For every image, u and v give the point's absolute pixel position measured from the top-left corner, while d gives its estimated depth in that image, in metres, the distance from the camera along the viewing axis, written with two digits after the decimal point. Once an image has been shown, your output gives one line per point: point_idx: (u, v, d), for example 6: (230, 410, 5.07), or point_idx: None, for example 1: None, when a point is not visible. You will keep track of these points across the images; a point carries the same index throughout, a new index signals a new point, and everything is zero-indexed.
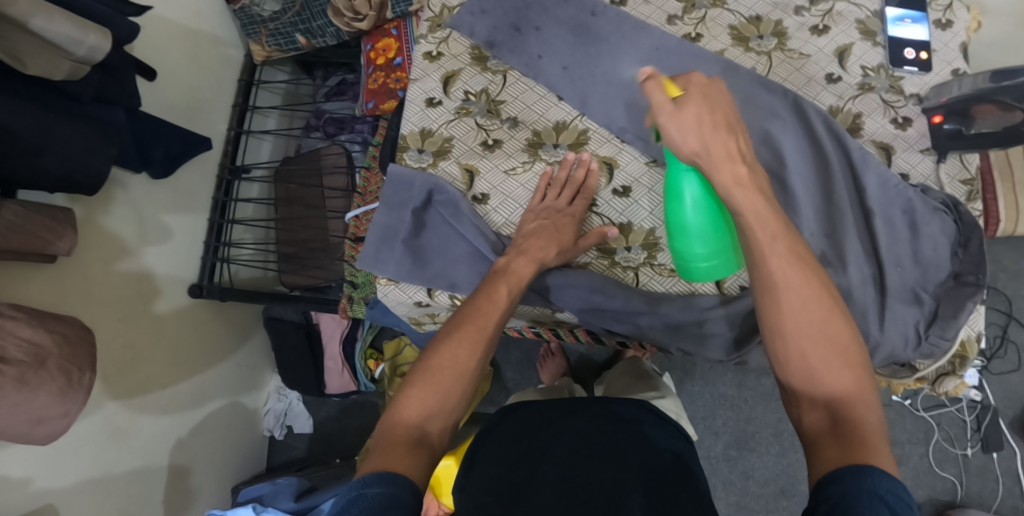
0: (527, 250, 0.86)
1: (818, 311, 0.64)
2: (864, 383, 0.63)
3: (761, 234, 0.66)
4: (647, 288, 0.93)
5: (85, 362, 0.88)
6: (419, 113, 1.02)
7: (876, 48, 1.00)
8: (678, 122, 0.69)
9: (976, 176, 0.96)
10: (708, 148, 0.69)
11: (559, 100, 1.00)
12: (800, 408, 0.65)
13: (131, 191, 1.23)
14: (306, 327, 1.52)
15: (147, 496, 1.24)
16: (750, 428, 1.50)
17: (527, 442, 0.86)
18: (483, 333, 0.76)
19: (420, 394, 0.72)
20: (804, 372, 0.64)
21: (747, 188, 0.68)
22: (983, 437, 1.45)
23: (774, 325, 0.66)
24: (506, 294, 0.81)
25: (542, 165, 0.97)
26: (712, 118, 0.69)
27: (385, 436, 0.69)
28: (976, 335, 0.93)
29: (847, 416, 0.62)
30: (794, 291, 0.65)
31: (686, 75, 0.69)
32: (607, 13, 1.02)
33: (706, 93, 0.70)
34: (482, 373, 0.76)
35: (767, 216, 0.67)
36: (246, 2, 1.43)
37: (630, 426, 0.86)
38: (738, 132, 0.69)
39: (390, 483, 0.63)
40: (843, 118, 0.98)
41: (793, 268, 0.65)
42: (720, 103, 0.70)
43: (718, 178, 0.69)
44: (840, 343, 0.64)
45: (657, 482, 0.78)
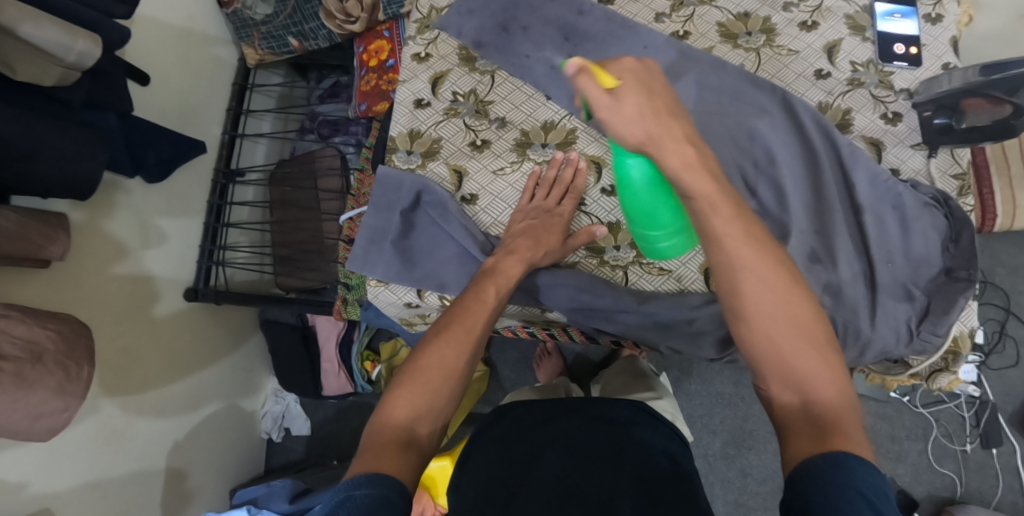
0: (516, 250, 0.86)
1: (783, 293, 0.63)
2: (835, 364, 0.62)
3: (715, 220, 0.64)
4: (637, 287, 0.93)
5: (84, 357, 0.89)
6: (408, 114, 1.02)
7: (865, 44, 1.00)
8: (620, 114, 0.64)
9: (968, 171, 0.95)
10: (653, 134, 0.64)
11: (546, 99, 0.99)
12: (770, 391, 0.64)
13: (128, 196, 1.23)
14: (302, 329, 1.52)
15: (145, 499, 1.25)
16: (748, 426, 1.50)
17: (520, 445, 0.86)
18: (472, 333, 0.76)
19: (409, 395, 0.72)
20: (770, 351, 0.62)
21: (696, 169, 0.65)
22: (982, 432, 1.45)
23: (736, 304, 0.64)
24: (494, 294, 0.81)
25: (530, 165, 0.96)
26: (653, 105, 0.65)
27: (373, 437, 0.69)
28: (969, 330, 0.93)
29: (817, 396, 0.61)
30: (751, 270, 0.63)
31: (618, 63, 0.63)
32: (595, 12, 1.01)
33: (638, 78, 0.65)
34: (471, 373, 0.76)
35: (717, 199, 0.64)
36: (239, 5, 1.44)
37: (622, 428, 0.86)
38: (681, 116, 0.65)
39: (379, 485, 0.62)
40: (832, 114, 0.98)
41: (747, 244, 0.63)
42: (657, 90, 0.65)
43: (667, 164, 0.64)
44: (803, 320, 0.62)
45: (651, 482, 0.77)
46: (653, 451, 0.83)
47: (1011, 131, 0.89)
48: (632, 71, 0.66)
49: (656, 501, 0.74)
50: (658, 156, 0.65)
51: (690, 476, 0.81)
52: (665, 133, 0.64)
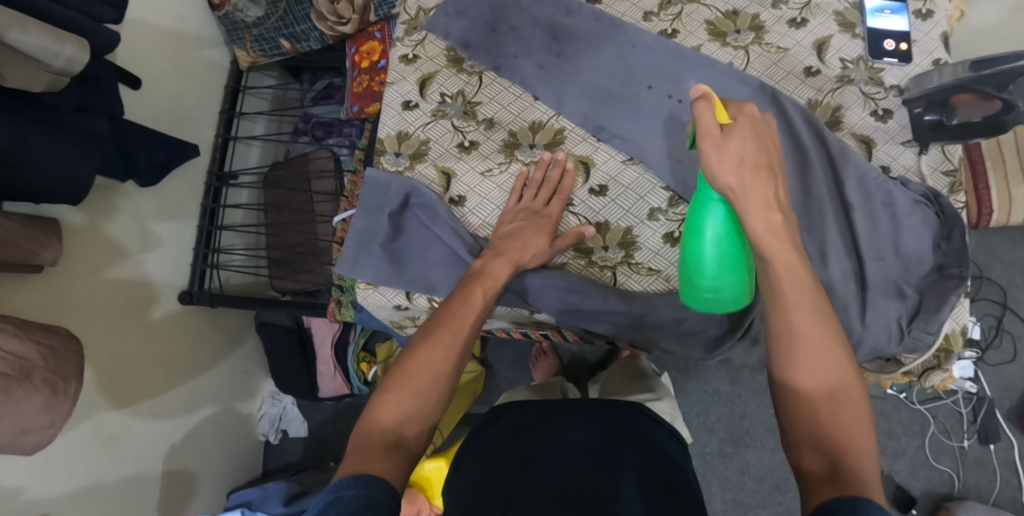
0: (506, 251, 0.86)
1: (832, 368, 0.66)
2: (865, 438, 0.65)
3: (789, 293, 0.68)
4: (625, 287, 0.91)
5: (71, 373, 0.90)
6: (396, 116, 1.00)
7: (855, 40, 0.99)
8: (721, 151, 0.69)
9: (960, 167, 0.95)
10: (743, 187, 0.69)
11: (534, 99, 0.98)
12: (799, 451, 0.66)
13: (119, 200, 1.23)
14: (297, 331, 1.51)
15: (141, 503, 1.25)
16: (745, 424, 1.50)
17: (516, 446, 0.86)
18: (459, 336, 0.76)
19: (396, 398, 0.72)
20: (810, 417, 0.66)
21: (778, 238, 0.69)
22: (979, 428, 1.47)
23: (787, 370, 0.68)
24: (481, 297, 0.81)
25: (518, 166, 0.95)
26: (754, 157, 0.69)
27: (360, 439, 0.69)
28: (961, 327, 0.92)
29: (847, 464, 0.63)
30: (810, 345, 0.67)
31: (739, 106, 0.69)
32: (583, 11, 1.00)
33: (753, 126, 0.70)
34: (458, 376, 0.76)
35: (796, 270, 0.69)
36: (230, 8, 1.43)
37: (623, 431, 0.86)
38: (777, 179, 0.70)
39: (366, 485, 0.62)
40: (822, 111, 0.97)
41: (813, 321, 0.68)
42: (765, 144, 0.70)
43: (752, 220, 0.69)
44: (848, 397, 0.66)
45: (653, 483, 0.77)
46: (648, 452, 0.83)
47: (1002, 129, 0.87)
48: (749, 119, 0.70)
49: (659, 502, 0.74)
50: (740, 206, 0.70)
51: (684, 475, 0.81)
52: (755, 189, 0.68)
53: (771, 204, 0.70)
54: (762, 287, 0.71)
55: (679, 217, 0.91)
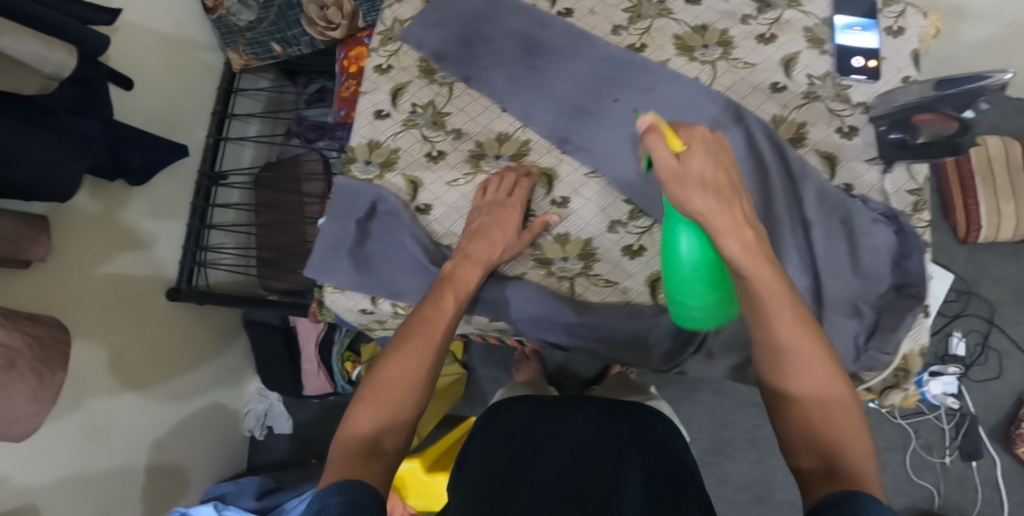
0: (478, 254, 0.88)
1: (819, 370, 0.69)
2: (860, 434, 0.67)
3: (767, 302, 0.70)
4: (582, 298, 0.93)
5: (57, 362, 0.94)
6: (369, 125, 1.02)
7: (824, 57, 0.99)
8: (683, 180, 0.70)
9: (924, 187, 0.95)
10: (712, 212, 0.70)
11: (502, 111, 1.00)
12: (797, 455, 0.69)
13: (111, 199, 1.26)
14: (284, 330, 1.55)
15: (125, 495, 1.29)
16: (726, 434, 1.50)
17: (518, 445, 0.87)
18: (431, 343, 0.78)
19: (372, 406, 0.73)
20: (804, 421, 0.68)
21: (755, 255, 0.71)
22: (961, 445, 1.45)
23: (776, 380, 0.71)
24: (452, 302, 0.84)
25: (484, 177, 0.97)
26: (715, 179, 0.70)
27: (339, 449, 0.70)
28: (920, 348, 0.93)
29: (844, 462, 0.65)
30: (795, 352, 0.69)
31: (688, 132, 0.69)
32: (555, 25, 1.01)
33: (707, 147, 0.71)
34: (431, 380, 0.78)
35: (773, 283, 0.70)
36: (223, 11, 1.45)
37: (624, 428, 0.88)
38: (742, 195, 0.71)
39: (350, 490, 0.62)
40: (787, 128, 0.97)
41: (797, 328, 0.70)
42: (724, 163, 0.71)
43: (725, 244, 0.70)
44: (839, 399, 0.68)
45: (656, 480, 0.78)
46: (645, 447, 0.84)
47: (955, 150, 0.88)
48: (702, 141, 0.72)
49: (660, 498, 0.76)
50: (713, 229, 0.71)
51: (686, 470, 0.81)
52: (723, 214, 0.70)
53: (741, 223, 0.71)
54: (743, 296, 0.73)
55: (638, 230, 0.93)
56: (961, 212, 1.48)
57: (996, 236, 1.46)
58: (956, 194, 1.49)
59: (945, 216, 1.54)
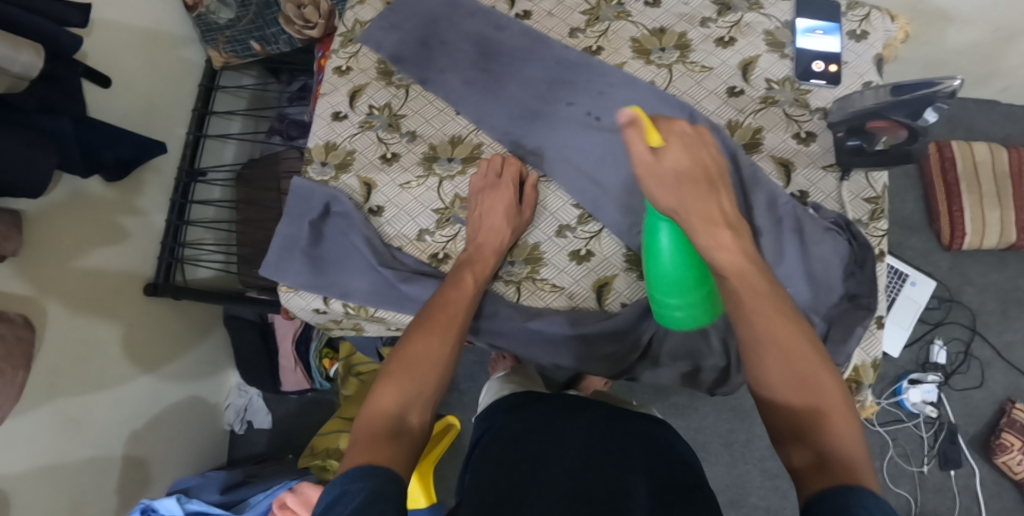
0: (496, 235, 0.91)
1: (802, 360, 0.67)
2: (851, 422, 0.65)
3: (745, 295, 0.70)
4: (528, 303, 0.93)
5: (19, 362, 0.97)
6: (326, 126, 1.03)
7: (784, 61, 0.98)
8: (657, 174, 0.76)
9: (883, 195, 0.94)
10: (685, 207, 0.75)
11: (456, 114, 1.01)
12: (788, 446, 0.66)
13: (86, 193, 1.26)
14: (261, 326, 1.56)
15: (99, 485, 1.31)
16: (701, 438, 1.47)
17: (525, 443, 0.86)
18: (453, 321, 0.83)
19: (397, 384, 0.76)
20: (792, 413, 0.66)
21: (731, 251, 0.73)
22: (939, 454, 1.40)
23: (758, 370, 0.69)
24: (472, 282, 0.88)
25: (436, 180, 0.98)
26: (691, 174, 0.75)
27: (364, 427, 0.72)
28: (871, 360, 0.91)
29: (838, 451, 0.62)
30: (775, 342, 0.68)
31: (665, 127, 0.74)
32: (512, 27, 1.02)
33: (683, 143, 0.76)
34: (452, 361, 0.81)
35: (753, 279, 0.71)
36: (203, 10, 1.44)
37: (627, 428, 0.86)
38: (719, 191, 0.76)
39: (375, 475, 0.64)
40: (742, 134, 0.96)
41: (777, 320, 0.69)
42: (702, 160, 0.76)
43: (697, 237, 0.74)
44: (828, 390, 0.66)
45: (663, 485, 0.75)
46: (645, 451, 0.81)
47: (899, 160, 0.88)
48: (680, 138, 0.77)
49: (669, 502, 0.72)
50: (686, 224, 0.75)
51: (689, 477, 0.78)
52: (697, 206, 0.74)
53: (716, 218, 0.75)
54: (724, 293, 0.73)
55: (586, 235, 0.94)
56: (945, 218, 1.45)
57: (981, 243, 1.43)
58: (941, 200, 1.46)
59: (929, 222, 1.50)
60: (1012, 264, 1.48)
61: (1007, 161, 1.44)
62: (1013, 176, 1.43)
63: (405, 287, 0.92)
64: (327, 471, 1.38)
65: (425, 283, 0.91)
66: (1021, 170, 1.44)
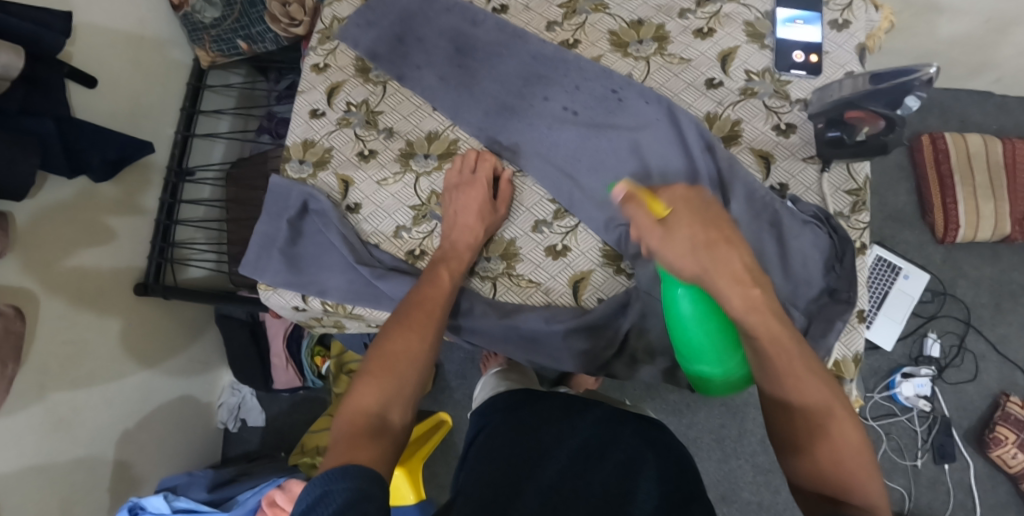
0: (472, 229, 0.91)
1: (824, 405, 0.71)
2: (868, 471, 0.68)
3: (778, 361, 0.71)
4: (503, 299, 0.94)
5: (11, 356, 1.01)
6: (304, 124, 1.04)
7: (763, 51, 0.97)
8: (673, 243, 0.73)
9: (864, 186, 0.93)
10: (710, 271, 0.72)
11: (433, 110, 1.01)
12: (803, 485, 0.70)
13: (71, 194, 1.26)
14: (251, 324, 1.56)
15: (91, 486, 1.31)
16: (691, 434, 1.46)
17: (525, 439, 0.84)
18: (431, 317, 0.83)
19: (376, 383, 0.76)
20: (812, 454, 0.70)
21: (760, 310, 0.72)
22: (933, 448, 1.39)
23: (784, 409, 0.72)
24: (448, 278, 0.88)
25: (412, 176, 0.99)
26: (706, 236, 0.72)
27: (344, 426, 0.71)
28: (852, 355, 0.90)
29: (855, 496, 0.66)
30: (799, 384, 0.71)
31: (670, 196, 0.73)
32: (488, 22, 1.02)
33: (689, 206, 0.74)
34: (431, 357, 0.81)
35: (779, 338, 0.72)
36: (189, 9, 1.45)
37: (630, 430, 0.84)
38: (738, 247, 0.73)
39: (356, 476, 0.63)
40: (721, 126, 0.95)
41: (806, 370, 0.71)
42: (712, 219, 0.74)
43: (730, 302, 0.72)
44: (849, 439, 0.69)
45: (668, 494, 0.75)
46: (655, 453, 0.81)
47: (875, 151, 0.87)
48: (683, 201, 0.75)
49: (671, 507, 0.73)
50: (713, 288, 0.73)
51: (693, 483, 0.78)
52: (721, 271, 0.72)
53: (742, 277, 0.73)
54: (752, 354, 0.74)
55: (563, 230, 0.94)
56: (939, 211, 1.43)
57: (975, 236, 1.41)
58: (934, 192, 1.44)
59: (923, 215, 1.48)
60: (1006, 257, 1.46)
61: (1001, 153, 1.42)
62: (1007, 168, 1.42)
63: (382, 283, 0.93)
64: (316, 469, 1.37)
65: (401, 280, 0.92)
66: (1014, 162, 1.42)
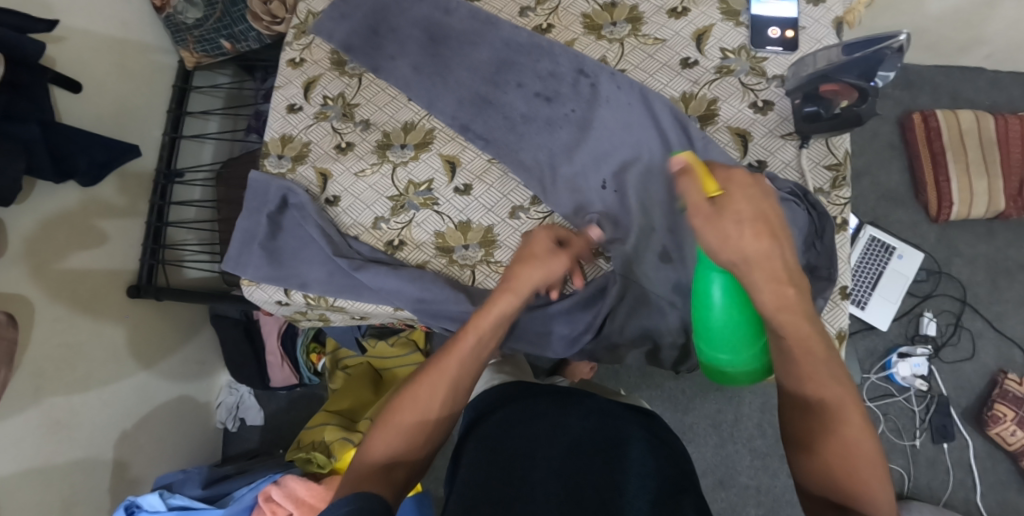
0: (513, 284, 0.83)
1: (843, 414, 0.68)
2: (882, 485, 0.66)
3: (801, 358, 0.71)
4: (483, 286, 0.94)
5: None
6: (281, 119, 1.07)
7: (738, 29, 0.96)
8: (717, 226, 0.72)
9: (844, 161, 0.92)
10: (750, 263, 0.72)
11: (408, 100, 1.04)
12: (815, 485, 0.69)
13: (61, 198, 1.26)
14: (245, 323, 1.55)
15: (90, 487, 1.32)
16: (688, 420, 1.44)
17: (518, 435, 0.79)
18: (448, 376, 0.80)
19: (386, 436, 0.77)
20: (829, 457, 0.67)
21: (791, 311, 0.71)
22: (930, 427, 1.37)
23: (805, 404, 0.70)
24: (478, 337, 0.82)
25: (389, 166, 1.01)
26: (755, 227, 0.71)
27: (353, 472, 0.75)
28: (836, 331, 0.89)
29: (865, 505, 0.65)
30: (826, 383, 0.70)
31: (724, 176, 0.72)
32: (460, 10, 1.05)
33: (743, 191, 0.73)
34: (449, 413, 0.80)
35: (810, 343, 0.71)
36: (171, 10, 1.45)
37: (621, 422, 0.80)
38: (783, 245, 0.71)
39: (358, 502, 0.66)
40: (697, 105, 0.95)
41: (835, 380, 0.70)
42: (763, 210, 0.72)
43: (762, 295, 0.72)
44: (864, 449, 0.67)
45: (659, 483, 0.72)
46: (650, 441, 0.78)
47: (854, 124, 0.87)
48: (735, 186, 0.73)
49: (662, 499, 0.70)
50: (751, 280, 0.72)
51: (693, 482, 0.74)
52: (762, 266, 0.71)
53: (780, 275, 0.72)
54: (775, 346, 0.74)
55: (539, 215, 0.95)
56: (932, 188, 1.41)
57: (969, 214, 1.39)
58: (927, 170, 1.43)
59: (916, 194, 1.46)
60: (1000, 234, 1.44)
61: (994, 128, 1.40)
62: (1000, 144, 1.40)
63: (360, 273, 0.94)
64: (312, 464, 1.37)
65: (379, 270, 0.93)
66: (1008, 137, 1.39)
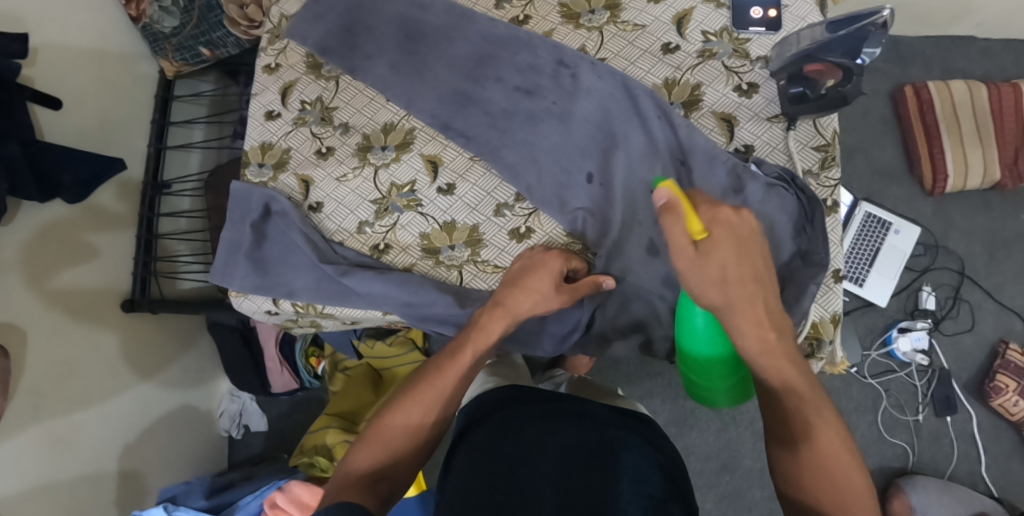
0: (510, 308, 0.83)
1: (831, 446, 0.67)
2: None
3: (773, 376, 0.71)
4: (470, 286, 0.93)
5: None
6: (261, 127, 1.06)
7: (719, 10, 0.95)
8: (703, 269, 0.71)
9: (833, 141, 0.89)
10: (732, 304, 0.71)
11: (387, 100, 1.02)
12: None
13: (48, 215, 1.25)
14: (242, 329, 1.54)
15: (96, 501, 1.32)
16: (689, 404, 1.43)
17: (507, 444, 0.78)
18: (440, 396, 0.79)
19: (373, 451, 0.77)
20: (819, 487, 0.67)
21: (773, 356, 0.71)
22: (932, 401, 1.36)
23: (793, 430, 0.69)
24: (470, 357, 0.82)
25: (370, 169, 1.00)
26: (738, 270, 0.71)
27: (338, 483, 0.74)
28: (830, 314, 0.88)
29: None
30: (811, 413, 0.69)
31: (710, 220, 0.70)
32: (436, 6, 1.03)
33: (732, 235, 0.72)
34: (438, 431, 0.79)
35: (795, 388, 0.70)
36: (147, 20, 1.42)
37: (610, 429, 0.80)
38: (766, 288, 0.72)
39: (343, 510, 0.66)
40: (680, 92, 0.93)
41: (819, 408, 0.69)
42: (748, 252, 0.72)
43: (745, 341, 0.72)
44: (855, 484, 0.66)
45: (651, 487, 0.71)
46: (641, 448, 0.77)
47: (839, 104, 0.85)
48: (722, 226, 0.72)
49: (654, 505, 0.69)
50: (731, 325, 0.72)
51: (682, 494, 0.73)
52: (743, 310, 0.71)
53: (762, 320, 0.72)
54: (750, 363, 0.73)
55: (525, 212, 0.94)
56: (926, 162, 1.39)
57: (964, 186, 1.37)
58: (920, 143, 1.40)
59: (910, 168, 1.44)
60: (997, 206, 1.42)
61: (986, 98, 1.38)
62: (994, 114, 1.37)
63: (347, 279, 0.93)
64: (315, 468, 1.38)
65: (364, 275, 0.92)
66: (1000, 107, 1.37)
